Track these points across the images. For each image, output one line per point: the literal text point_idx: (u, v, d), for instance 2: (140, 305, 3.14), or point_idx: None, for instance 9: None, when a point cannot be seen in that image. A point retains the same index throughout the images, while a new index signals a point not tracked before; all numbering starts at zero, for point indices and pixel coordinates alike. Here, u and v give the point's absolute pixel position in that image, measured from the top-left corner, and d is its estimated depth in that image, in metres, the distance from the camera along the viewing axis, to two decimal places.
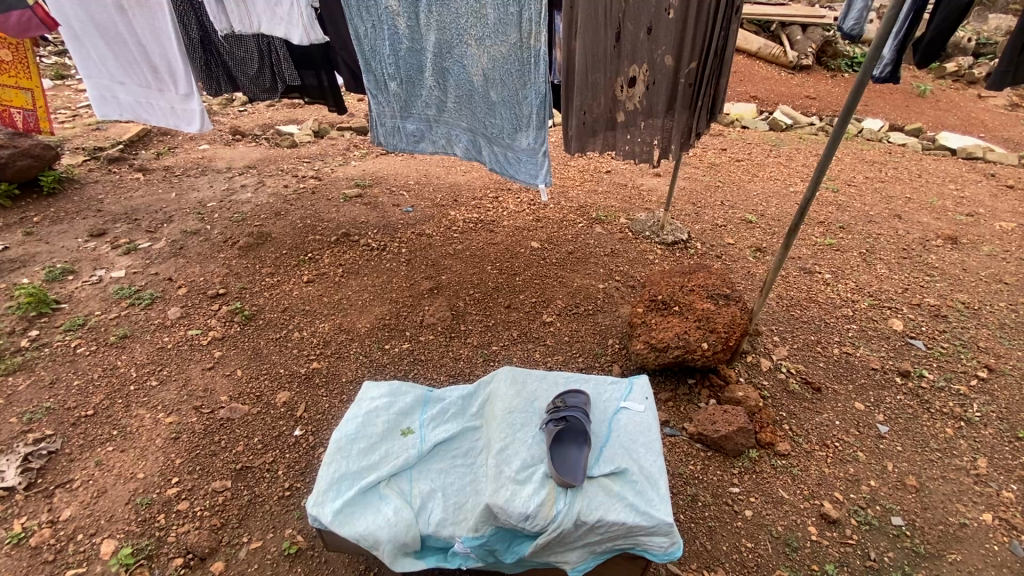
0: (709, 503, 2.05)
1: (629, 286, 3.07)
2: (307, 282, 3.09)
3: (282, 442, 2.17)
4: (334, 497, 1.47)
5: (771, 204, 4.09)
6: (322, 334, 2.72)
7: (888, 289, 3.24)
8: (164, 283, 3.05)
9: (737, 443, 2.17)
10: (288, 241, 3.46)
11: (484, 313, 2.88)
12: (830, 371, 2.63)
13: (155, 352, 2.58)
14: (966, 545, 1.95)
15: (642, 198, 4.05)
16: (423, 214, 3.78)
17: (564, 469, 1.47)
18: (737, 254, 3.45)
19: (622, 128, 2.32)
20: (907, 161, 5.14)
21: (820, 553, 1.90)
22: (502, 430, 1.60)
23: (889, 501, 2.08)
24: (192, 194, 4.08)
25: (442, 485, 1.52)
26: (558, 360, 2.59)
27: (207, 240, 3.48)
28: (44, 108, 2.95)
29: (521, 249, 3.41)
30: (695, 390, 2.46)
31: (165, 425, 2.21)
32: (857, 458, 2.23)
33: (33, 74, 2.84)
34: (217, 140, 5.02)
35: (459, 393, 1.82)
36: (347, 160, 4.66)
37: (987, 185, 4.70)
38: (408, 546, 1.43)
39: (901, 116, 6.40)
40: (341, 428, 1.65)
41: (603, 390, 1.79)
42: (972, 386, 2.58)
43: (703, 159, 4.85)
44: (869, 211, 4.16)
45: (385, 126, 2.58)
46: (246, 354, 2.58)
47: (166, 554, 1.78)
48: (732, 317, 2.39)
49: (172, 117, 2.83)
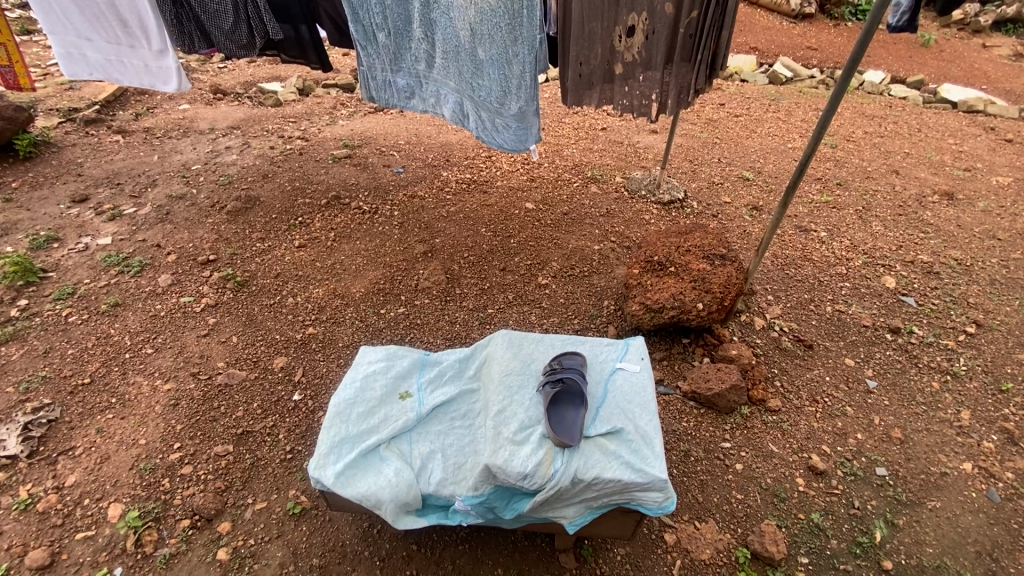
0: (701, 458, 2.08)
1: (624, 247, 3.04)
2: (298, 247, 3.04)
3: (281, 407, 2.17)
4: (335, 460, 1.49)
5: (768, 160, 4.05)
6: (317, 299, 2.69)
7: (882, 247, 3.26)
8: (153, 249, 3.00)
9: (729, 400, 2.20)
10: (278, 205, 3.39)
11: (479, 276, 2.86)
12: (822, 329, 2.68)
13: (149, 320, 2.56)
14: (945, 492, 2.03)
15: (638, 155, 3.97)
16: (414, 175, 3.70)
17: (561, 429, 1.48)
18: (734, 213, 3.43)
19: (621, 83, 2.24)
20: (907, 114, 5.06)
21: (806, 502, 1.96)
22: (500, 393, 1.61)
23: (875, 453, 2.15)
24: (175, 157, 3.97)
25: (441, 446, 1.55)
26: (554, 322, 2.60)
27: (194, 203, 3.41)
28: (20, 63, 2.78)
29: (515, 211, 3.35)
30: (690, 348, 2.48)
31: (163, 392, 2.20)
32: (845, 412, 2.30)
33: (3, 27, 2.66)
34: (197, 100, 4.85)
35: (456, 356, 1.83)
36: (335, 119, 4.53)
37: (985, 139, 4.65)
38: (409, 504, 1.46)
39: (903, 67, 6.25)
40: (339, 393, 1.66)
41: (600, 351, 1.78)
42: (959, 341, 2.65)
43: (702, 115, 4.74)
44: (867, 166, 4.12)
45: (377, 80, 2.52)
46: (240, 321, 2.55)
47: (173, 517, 1.79)
48: (728, 278, 2.38)
49: (145, 76, 2.71)
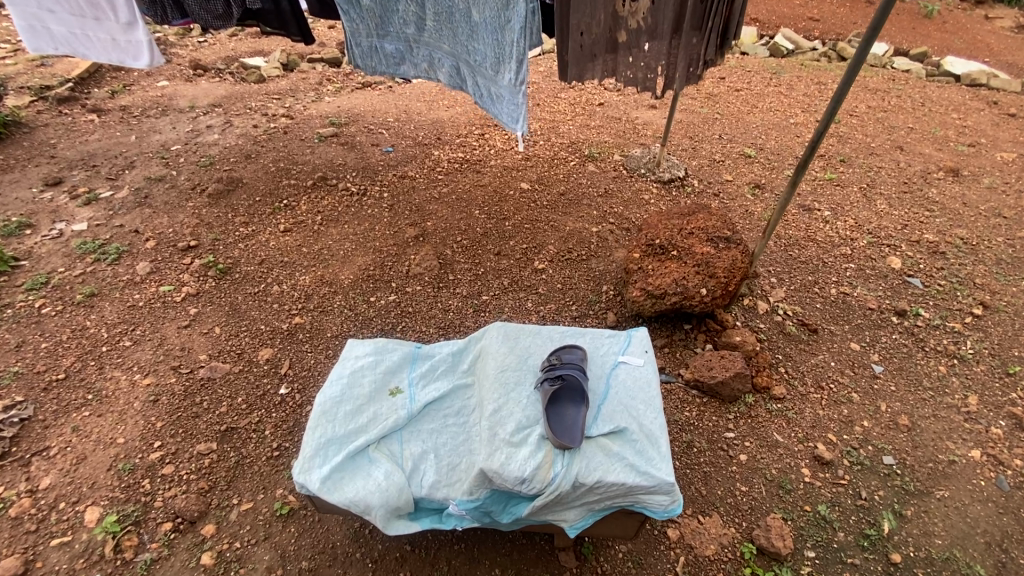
0: (704, 449, 2.02)
1: (624, 229, 2.93)
2: (283, 231, 2.91)
3: (267, 401, 2.07)
4: (321, 464, 1.41)
5: (770, 137, 3.92)
6: (303, 287, 2.58)
7: (887, 226, 3.16)
8: (131, 236, 2.86)
9: (733, 389, 2.13)
10: (261, 187, 3.24)
11: (473, 261, 2.74)
12: (826, 313, 2.60)
13: (127, 310, 2.44)
14: (953, 480, 1.98)
15: (636, 132, 3.83)
16: (404, 154, 3.55)
17: (561, 430, 1.39)
18: (735, 191, 3.32)
19: (624, 53, 2.09)
20: (910, 88, 4.91)
21: (812, 494, 1.90)
22: (496, 390, 1.51)
23: (882, 441, 2.09)
24: (154, 137, 3.78)
25: (434, 446, 1.47)
26: (551, 309, 2.50)
27: (174, 186, 3.25)
28: None
29: (510, 192, 3.22)
30: (692, 335, 2.39)
31: (142, 387, 2.10)
32: (851, 399, 2.24)
33: None
34: (176, 76, 4.63)
35: (449, 349, 1.73)
36: (320, 96, 4.33)
37: (989, 113, 4.53)
38: (400, 509, 1.38)
39: (906, 38, 6.06)
40: (325, 390, 1.57)
41: (600, 343, 1.69)
42: (966, 324, 2.58)
43: (702, 89, 4.57)
44: (870, 142, 3.99)
45: (361, 47, 2.36)
46: (223, 311, 2.44)
47: (153, 520, 1.71)
48: (733, 262, 2.29)
49: (113, 52, 2.54)
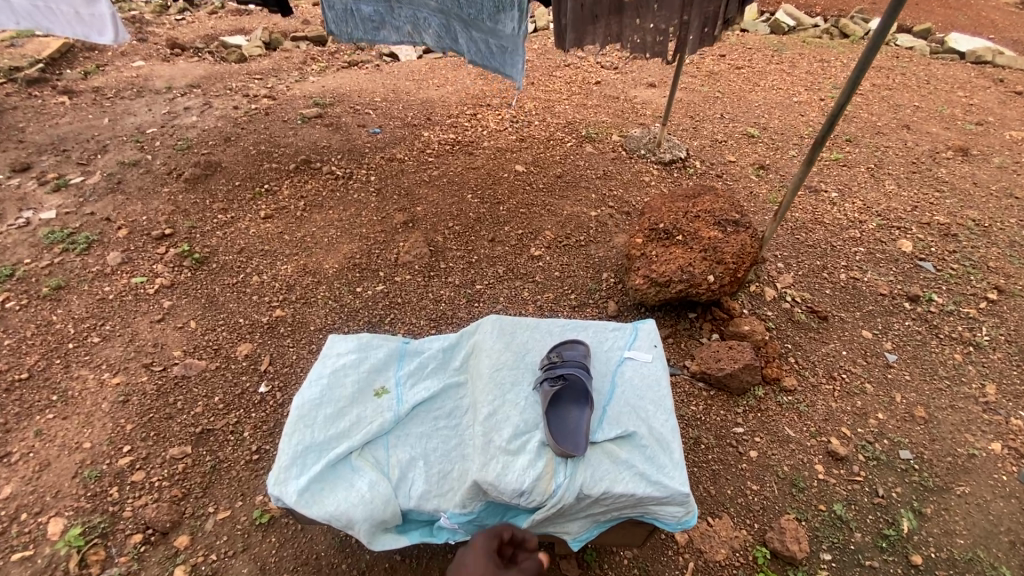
0: (712, 446, 1.90)
1: (624, 213, 2.79)
2: (264, 218, 2.75)
3: (246, 400, 1.94)
4: (299, 474, 1.28)
5: (773, 116, 3.76)
6: (285, 277, 2.43)
7: (896, 208, 3.03)
8: (102, 224, 2.69)
9: (742, 381, 2.01)
10: (241, 171, 3.05)
11: (465, 248, 2.59)
12: (836, 299, 2.48)
13: (96, 304, 2.28)
14: (974, 475, 1.88)
15: (635, 111, 3.66)
16: (392, 136, 3.37)
17: (563, 435, 1.27)
18: (739, 173, 3.17)
19: (631, 14, 1.91)
20: (914, 65, 4.74)
21: (827, 492, 1.80)
22: (490, 391, 1.38)
23: (898, 435, 1.98)
24: (128, 119, 3.58)
25: (423, 452, 1.34)
26: (549, 298, 2.36)
27: (149, 171, 3.06)
28: None
29: (504, 174, 3.06)
30: (697, 324, 2.27)
31: (112, 386, 1.95)
32: (865, 390, 2.13)
33: None
34: (152, 56, 4.39)
35: (440, 345, 1.60)
36: (304, 76, 4.12)
37: (996, 91, 4.38)
38: (387, 522, 1.26)
39: (908, 15, 5.87)
40: (303, 392, 1.43)
41: (604, 337, 1.56)
42: (981, 309, 2.46)
43: (702, 67, 4.39)
44: (876, 121, 3.84)
45: (336, 10, 2.18)
46: (200, 304, 2.29)
47: (122, 531, 1.58)
48: (742, 246, 2.15)
49: (76, 27, 2.38)
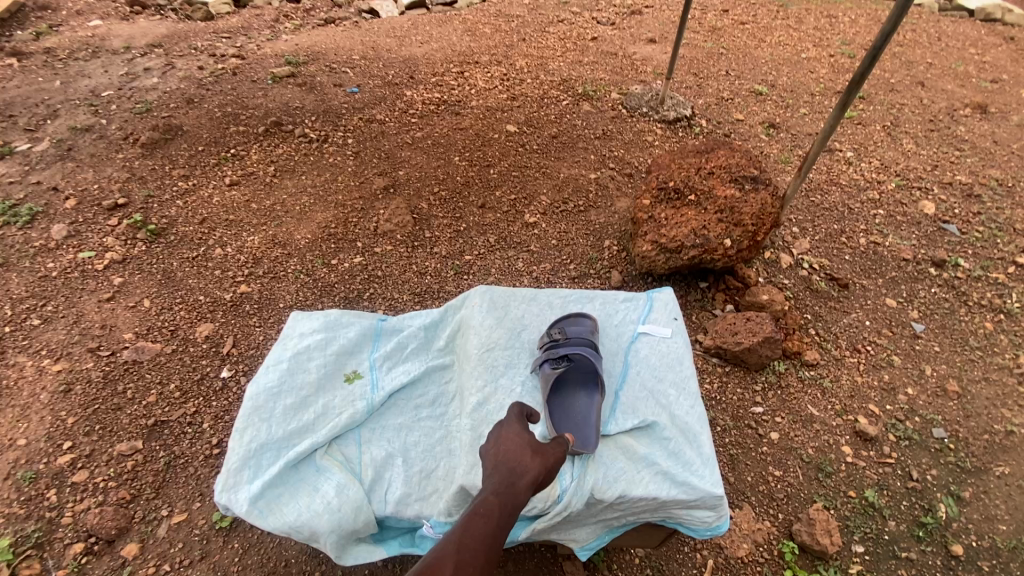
0: (729, 428, 1.72)
1: (626, 175, 2.55)
2: (229, 185, 2.48)
3: (206, 387, 1.72)
4: (252, 478, 1.07)
5: (782, 72, 3.49)
6: (251, 249, 2.18)
7: (916, 168, 2.81)
8: (48, 194, 2.41)
9: (760, 356, 1.81)
10: (204, 134, 2.75)
11: (452, 215, 2.35)
12: (857, 265, 2.27)
13: (37, 282, 2.03)
14: (1012, 454, 1.72)
15: (635, 68, 3.37)
16: (371, 95, 3.07)
17: (569, 429, 1.10)
18: (748, 132, 2.92)
19: None
20: (924, 21, 4.46)
21: (856, 477, 1.63)
22: (481, 377, 1.18)
23: (930, 412, 1.81)
24: (81, 81, 3.24)
25: (402, 448, 1.15)
26: (546, 269, 2.15)
27: (102, 136, 2.76)
28: None
29: (495, 135, 2.79)
30: (709, 295, 2.06)
31: (52, 375, 1.72)
32: (892, 362, 1.94)
33: None
34: (110, 15, 4.01)
35: (422, 322, 1.37)
36: (276, 34, 3.77)
37: (1008, 48, 4.13)
38: (359, 532, 1.07)
39: None
40: (259, 379, 1.21)
41: (613, 311, 1.36)
42: (1010, 274, 2.27)
43: (704, 22, 4.08)
44: (889, 78, 3.58)
45: None
46: (155, 280, 2.04)
47: (60, 540, 1.38)
48: (761, 207, 1.94)
49: None
